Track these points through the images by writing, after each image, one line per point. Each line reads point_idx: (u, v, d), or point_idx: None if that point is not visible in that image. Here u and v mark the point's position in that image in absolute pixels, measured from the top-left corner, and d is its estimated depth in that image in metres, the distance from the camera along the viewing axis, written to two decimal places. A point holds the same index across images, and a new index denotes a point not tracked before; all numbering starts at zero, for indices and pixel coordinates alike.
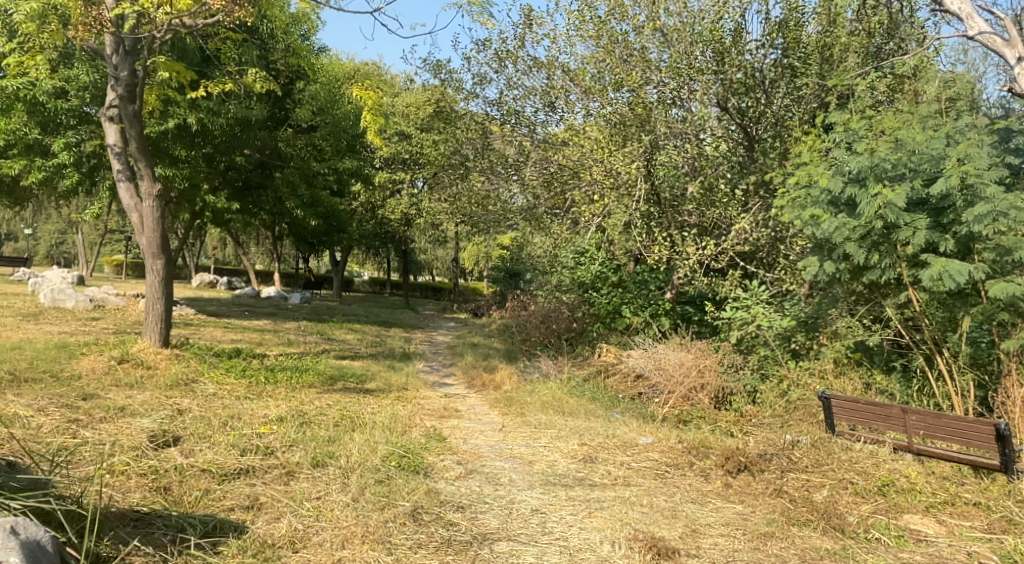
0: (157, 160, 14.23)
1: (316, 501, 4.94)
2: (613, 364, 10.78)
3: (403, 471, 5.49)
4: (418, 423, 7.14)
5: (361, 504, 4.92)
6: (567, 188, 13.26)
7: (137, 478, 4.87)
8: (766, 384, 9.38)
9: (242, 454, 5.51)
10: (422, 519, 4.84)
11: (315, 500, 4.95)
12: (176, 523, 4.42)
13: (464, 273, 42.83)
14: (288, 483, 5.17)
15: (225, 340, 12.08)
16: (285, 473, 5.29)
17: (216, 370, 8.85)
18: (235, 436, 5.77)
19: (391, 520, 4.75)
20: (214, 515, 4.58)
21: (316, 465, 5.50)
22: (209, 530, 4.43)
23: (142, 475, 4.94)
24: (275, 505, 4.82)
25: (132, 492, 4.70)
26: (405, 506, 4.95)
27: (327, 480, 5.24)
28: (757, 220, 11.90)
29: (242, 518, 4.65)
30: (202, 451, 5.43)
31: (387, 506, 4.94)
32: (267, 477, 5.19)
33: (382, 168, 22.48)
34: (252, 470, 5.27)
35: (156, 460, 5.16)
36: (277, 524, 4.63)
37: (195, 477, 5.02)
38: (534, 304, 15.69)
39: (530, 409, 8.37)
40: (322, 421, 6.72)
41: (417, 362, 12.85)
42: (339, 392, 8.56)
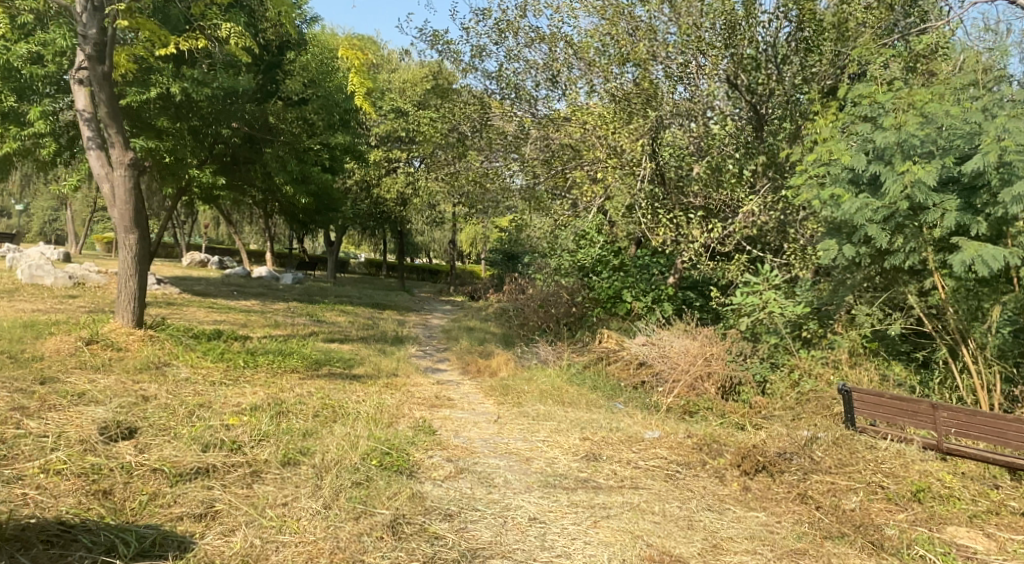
0: (140, 133, 13.63)
1: (282, 509, 4.45)
2: (614, 352, 10.26)
3: (384, 472, 4.97)
4: (406, 413, 6.61)
5: (334, 512, 4.42)
6: (568, 167, 12.84)
7: (73, 480, 4.44)
8: (776, 374, 8.85)
9: (205, 449, 5.01)
10: (403, 533, 4.33)
11: (280, 507, 4.46)
12: (104, 541, 3.98)
13: (462, 256, 42.33)
14: (250, 486, 4.67)
15: (208, 321, 11.52)
16: (250, 474, 4.80)
17: (193, 353, 8.31)
18: (200, 428, 5.26)
19: (366, 533, 4.26)
20: (156, 528, 4.13)
21: (287, 463, 4.99)
22: (146, 548, 3.99)
23: (80, 476, 4.51)
24: (233, 515, 4.34)
25: (65, 497, 4.29)
26: (384, 515, 4.45)
27: (297, 482, 4.73)
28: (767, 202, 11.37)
29: (191, 530, 4.18)
30: (159, 446, 4.95)
31: (363, 516, 4.44)
32: (229, 478, 4.70)
33: (377, 145, 21.73)
34: (211, 469, 4.78)
35: (103, 457, 4.71)
36: (231, 539, 4.14)
37: (144, 478, 4.57)
38: (532, 287, 15.15)
39: (527, 399, 7.84)
40: (301, 410, 6.18)
41: (410, 346, 12.33)
42: (324, 379, 8.03)
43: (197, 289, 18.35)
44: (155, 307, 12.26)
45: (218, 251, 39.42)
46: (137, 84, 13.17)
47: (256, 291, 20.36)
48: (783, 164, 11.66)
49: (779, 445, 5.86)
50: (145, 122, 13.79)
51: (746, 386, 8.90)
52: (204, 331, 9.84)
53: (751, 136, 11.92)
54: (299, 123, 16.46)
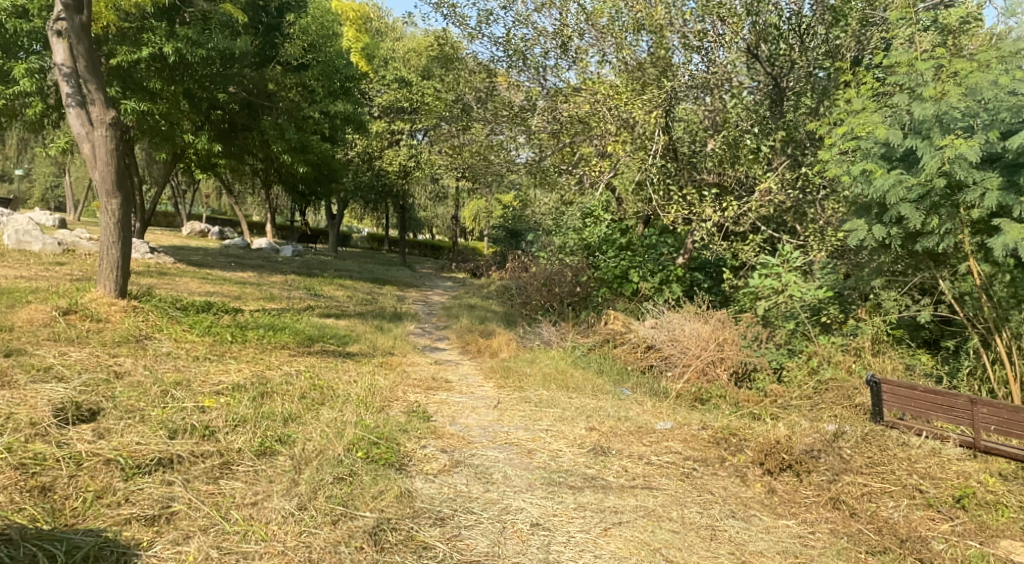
0: (132, 95, 13.14)
1: (250, 510, 4.06)
2: (622, 334, 9.78)
3: (371, 465, 4.55)
4: (400, 397, 6.15)
5: (310, 516, 4.03)
6: (578, 140, 12.28)
7: (10, 472, 4.03)
8: (794, 361, 8.34)
9: (173, 436, 4.61)
10: (386, 543, 3.92)
11: (247, 508, 4.07)
12: (26, 554, 3.56)
13: (465, 232, 41.79)
14: (213, 482, 4.26)
15: (200, 293, 11.06)
16: (217, 468, 4.39)
17: (178, 325, 7.86)
18: (172, 411, 4.85)
19: (344, 544, 3.85)
20: (95, 536, 3.73)
21: (262, 454, 4.59)
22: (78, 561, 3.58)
23: (20, 467, 4.09)
24: (191, 518, 3.94)
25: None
26: (368, 519, 4.05)
27: (271, 477, 4.34)
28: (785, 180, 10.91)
29: (137, 539, 3.78)
30: (121, 431, 4.55)
31: (343, 520, 4.04)
32: (193, 472, 4.30)
33: (380, 116, 21.17)
34: (173, 461, 4.38)
35: (52, 446, 4.30)
36: (182, 548, 3.76)
37: (94, 471, 4.16)
38: (535, 265, 14.66)
39: (530, 383, 7.39)
40: (288, 391, 5.73)
41: (409, 323, 11.86)
42: (315, 357, 7.57)
43: (192, 259, 17.84)
44: (145, 277, 11.78)
45: (218, 222, 38.90)
46: (129, 44, 12.68)
47: (252, 262, 19.82)
48: (802, 140, 11.13)
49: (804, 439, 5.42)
50: (138, 84, 13.29)
51: (762, 373, 8.42)
52: (193, 303, 9.39)
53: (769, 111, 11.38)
54: (298, 89, 15.96)
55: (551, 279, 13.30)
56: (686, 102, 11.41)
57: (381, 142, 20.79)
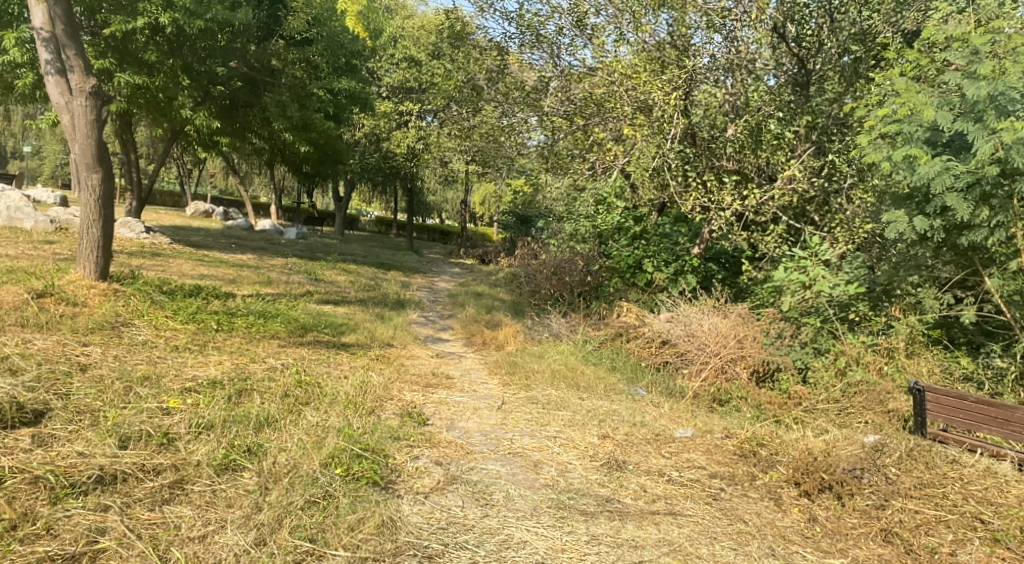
0: (129, 68, 12.70)
1: (198, 545, 3.67)
2: (635, 327, 9.21)
3: (350, 485, 4.16)
4: (395, 397, 5.62)
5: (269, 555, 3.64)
6: (591, 123, 11.52)
7: None
8: (820, 361, 7.75)
9: (124, 447, 4.22)
10: None
11: (196, 542, 3.68)
12: None
13: (475, 219, 41.25)
14: (157, 508, 3.86)
15: (192, 276, 10.55)
16: (166, 488, 4.00)
17: (161, 311, 7.36)
18: (127, 416, 4.46)
19: None
20: None
21: (224, 471, 4.19)
22: None
23: None
24: (123, 556, 3.55)
25: None
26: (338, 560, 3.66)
27: (229, 500, 3.96)
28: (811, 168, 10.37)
29: None
30: (68, 441, 4.19)
31: (309, 560, 3.66)
32: (139, 493, 3.92)
33: (388, 97, 20.66)
34: (117, 478, 4.00)
35: None
36: None
37: (21, 495, 3.76)
38: (544, 252, 14.10)
39: (538, 380, 6.87)
40: (268, 387, 5.22)
41: (411, 311, 11.34)
42: (306, 347, 7.05)
43: (193, 240, 17.35)
44: (138, 259, 11.33)
45: (223, 202, 38.39)
46: (125, 13, 12.27)
47: (254, 244, 19.30)
48: (830, 125, 10.42)
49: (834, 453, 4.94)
50: (134, 57, 12.85)
51: (786, 374, 7.86)
52: (181, 286, 8.90)
53: (793, 96, 10.75)
54: (301, 65, 15.75)
55: (560, 267, 12.70)
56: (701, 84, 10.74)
57: (390, 123, 20.27)
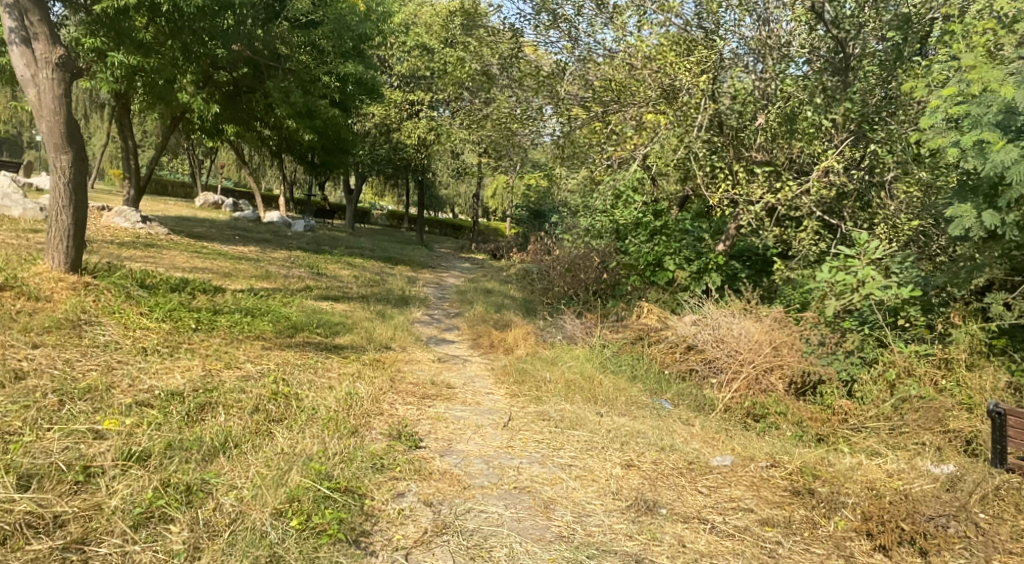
0: (124, 47, 12.01)
1: None
2: (656, 330, 8.37)
3: (310, 543, 3.47)
4: (385, 413, 4.90)
5: None
6: (610, 110, 10.58)
7: None
8: (868, 373, 6.97)
9: (25, 489, 3.52)
10: None
11: None
12: None
13: (487, 214, 40.68)
14: None
15: (182, 269, 9.84)
16: (56, 553, 3.27)
17: (135, 306, 6.62)
18: (40, 443, 3.80)
19: None
20: None
21: (144, 523, 3.47)
22: None
23: None
24: None
25: None
26: None
27: None
28: (849, 159, 9.40)
29: None
30: None
31: None
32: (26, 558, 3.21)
33: (399, 86, 20.00)
34: None
35: None
36: None
37: None
38: (558, 248, 13.30)
39: (549, 392, 6.12)
40: (235, 401, 4.52)
41: (416, 309, 10.58)
42: (293, 351, 6.29)
43: (194, 231, 16.66)
44: (127, 249, 10.67)
45: (232, 193, 37.80)
46: None
47: (257, 236, 18.60)
48: (871, 114, 9.41)
49: (896, 494, 4.24)
50: (129, 37, 12.19)
51: (830, 387, 7.05)
52: (166, 280, 8.16)
53: (833, 82, 9.79)
54: (308, 49, 15.07)
55: (574, 264, 11.89)
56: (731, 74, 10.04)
57: (401, 113, 19.56)
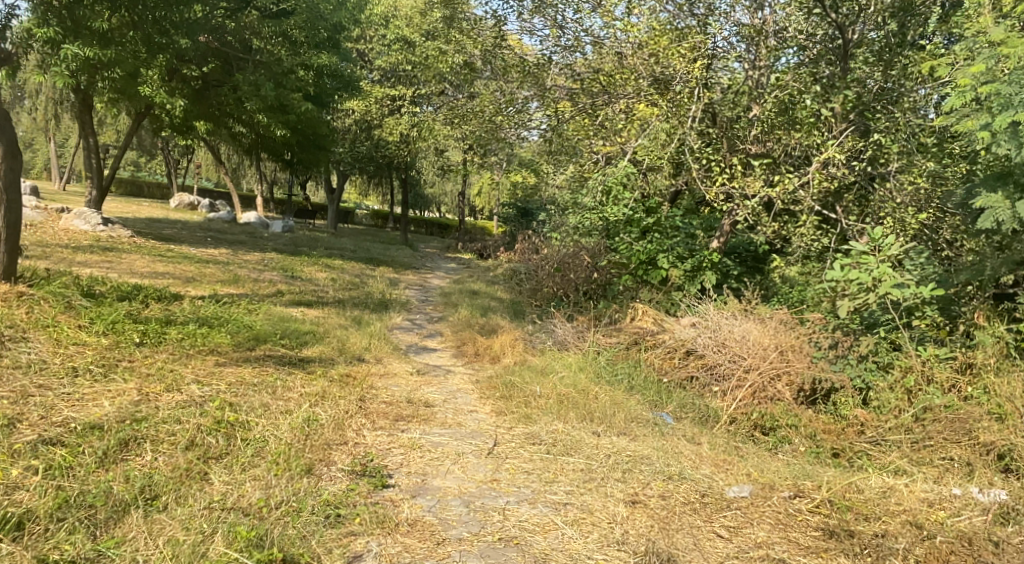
0: (79, 40, 11.29)
1: None
2: (652, 334, 7.71)
3: None
4: (349, 443, 4.35)
5: None
6: (599, 102, 9.95)
7: None
8: (884, 380, 6.32)
9: None
10: None
11: None
12: None
13: (474, 211, 40.00)
14: None
15: (139, 274, 9.15)
16: None
17: (72, 319, 5.95)
18: None
19: None
20: None
21: None
22: None
23: None
24: None
25: None
26: None
27: None
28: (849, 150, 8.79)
29: None
30: None
31: None
32: None
33: (380, 82, 19.36)
34: None
35: None
36: None
37: None
38: (546, 247, 12.67)
39: (539, 408, 5.49)
40: (165, 436, 4.04)
41: (395, 314, 9.93)
42: (250, 367, 5.62)
43: (164, 233, 15.93)
44: (82, 254, 9.99)
45: (212, 194, 36.94)
46: None
47: (232, 238, 17.87)
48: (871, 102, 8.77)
49: (945, 533, 3.87)
50: (85, 27, 11.50)
51: (843, 396, 6.40)
52: (116, 287, 7.47)
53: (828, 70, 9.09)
54: (280, 41, 14.29)
55: (563, 263, 11.25)
56: (725, 64, 9.31)
57: (381, 109, 18.85)
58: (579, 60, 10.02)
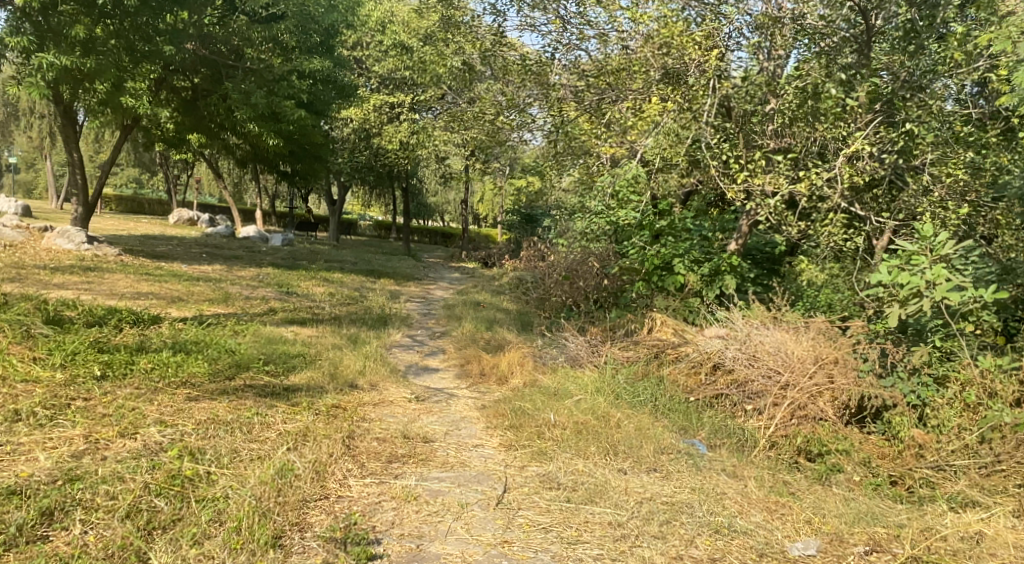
0: (56, 48, 10.73)
1: None
2: (675, 347, 6.94)
3: None
4: (330, 499, 3.99)
5: None
6: (606, 100, 9.07)
7: None
8: (942, 395, 5.62)
9: None
10: None
11: None
12: None
13: (478, 219, 39.46)
14: None
15: (119, 295, 8.51)
16: None
17: (28, 351, 5.31)
18: None
19: None
20: None
21: None
22: None
23: None
24: None
25: None
26: None
27: None
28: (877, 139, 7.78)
29: None
30: None
31: None
32: None
33: (378, 90, 18.82)
34: None
35: None
36: None
37: None
38: (553, 254, 12.01)
39: (558, 442, 4.83)
40: (103, 500, 3.62)
41: (394, 330, 9.27)
42: (227, 401, 4.96)
43: (157, 250, 15.35)
44: (61, 274, 9.41)
45: (213, 209, 36.39)
46: None
47: (228, 253, 17.17)
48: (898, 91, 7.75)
49: None
50: (63, 35, 10.94)
51: (897, 414, 5.70)
52: (88, 311, 6.84)
53: (850, 58, 8.12)
54: (271, 46, 13.70)
55: (572, 270, 10.55)
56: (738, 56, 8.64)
57: (380, 117, 18.06)
58: (585, 60, 9.35)
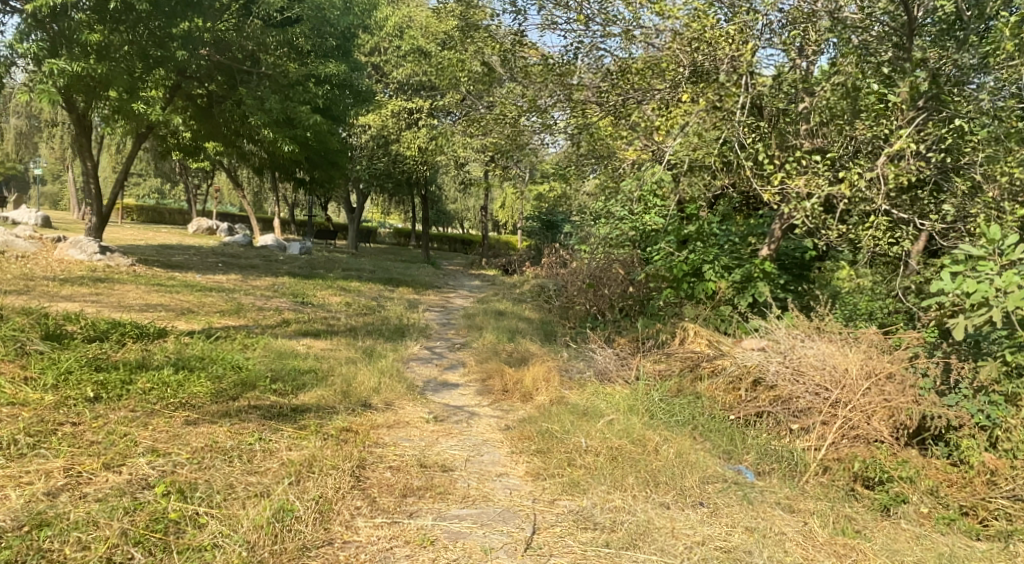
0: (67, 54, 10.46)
1: None
2: (711, 359, 6.40)
3: None
4: (336, 544, 3.61)
5: None
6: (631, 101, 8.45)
7: None
8: (1015, 415, 5.14)
9: None
10: None
11: None
12: None
13: (498, 227, 39.11)
14: None
15: (127, 307, 8.15)
16: None
17: (19, 370, 4.92)
18: None
19: None
20: None
21: None
22: None
23: None
24: None
25: None
26: None
27: None
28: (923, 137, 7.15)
29: None
30: None
31: None
32: None
33: (396, 96, 18.47)
34: None
35: None
36: None
37: None
38: (575, 260, 11.55)
39: (591, 472, 4.38)
40: (74, 552, 3.29)
41: (413, 341, 8.85)
42: (227, 424, 4.56)
43: (173, 259, 15.09)
44: (70, 286, 9.09)
45: (232, 218, 36.26)
46: None
47: (244, 261, 16.88)
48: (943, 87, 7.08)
49: None
50: (76, 40, 10.67)
51: (964, 436, 5.25)
52: (91, 324, 6.47)
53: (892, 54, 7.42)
54: (286, 51, 13.40)
55: (595, 277, 10.05)
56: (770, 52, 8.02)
57: (398, 123, 17.87)
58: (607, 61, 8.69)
